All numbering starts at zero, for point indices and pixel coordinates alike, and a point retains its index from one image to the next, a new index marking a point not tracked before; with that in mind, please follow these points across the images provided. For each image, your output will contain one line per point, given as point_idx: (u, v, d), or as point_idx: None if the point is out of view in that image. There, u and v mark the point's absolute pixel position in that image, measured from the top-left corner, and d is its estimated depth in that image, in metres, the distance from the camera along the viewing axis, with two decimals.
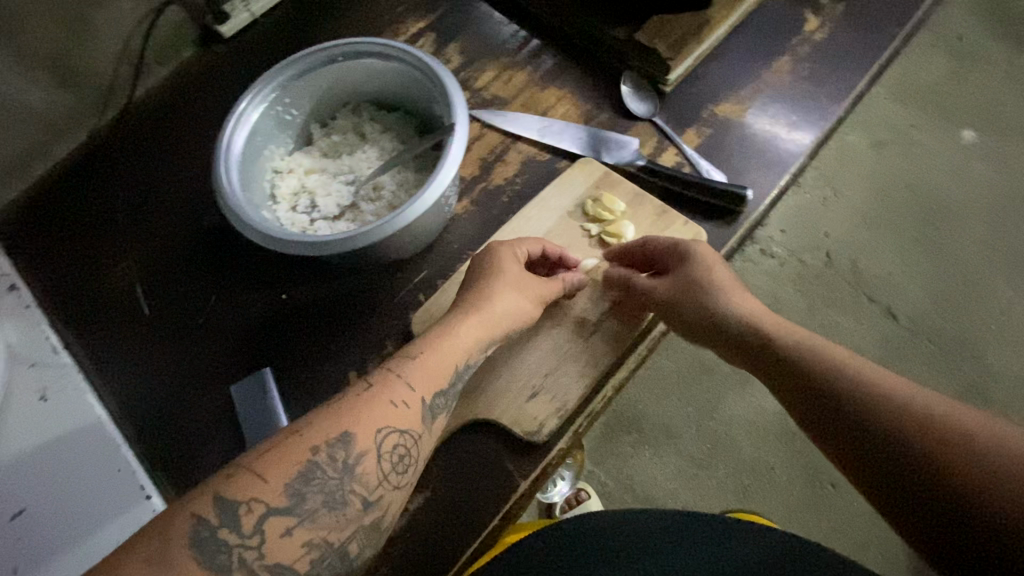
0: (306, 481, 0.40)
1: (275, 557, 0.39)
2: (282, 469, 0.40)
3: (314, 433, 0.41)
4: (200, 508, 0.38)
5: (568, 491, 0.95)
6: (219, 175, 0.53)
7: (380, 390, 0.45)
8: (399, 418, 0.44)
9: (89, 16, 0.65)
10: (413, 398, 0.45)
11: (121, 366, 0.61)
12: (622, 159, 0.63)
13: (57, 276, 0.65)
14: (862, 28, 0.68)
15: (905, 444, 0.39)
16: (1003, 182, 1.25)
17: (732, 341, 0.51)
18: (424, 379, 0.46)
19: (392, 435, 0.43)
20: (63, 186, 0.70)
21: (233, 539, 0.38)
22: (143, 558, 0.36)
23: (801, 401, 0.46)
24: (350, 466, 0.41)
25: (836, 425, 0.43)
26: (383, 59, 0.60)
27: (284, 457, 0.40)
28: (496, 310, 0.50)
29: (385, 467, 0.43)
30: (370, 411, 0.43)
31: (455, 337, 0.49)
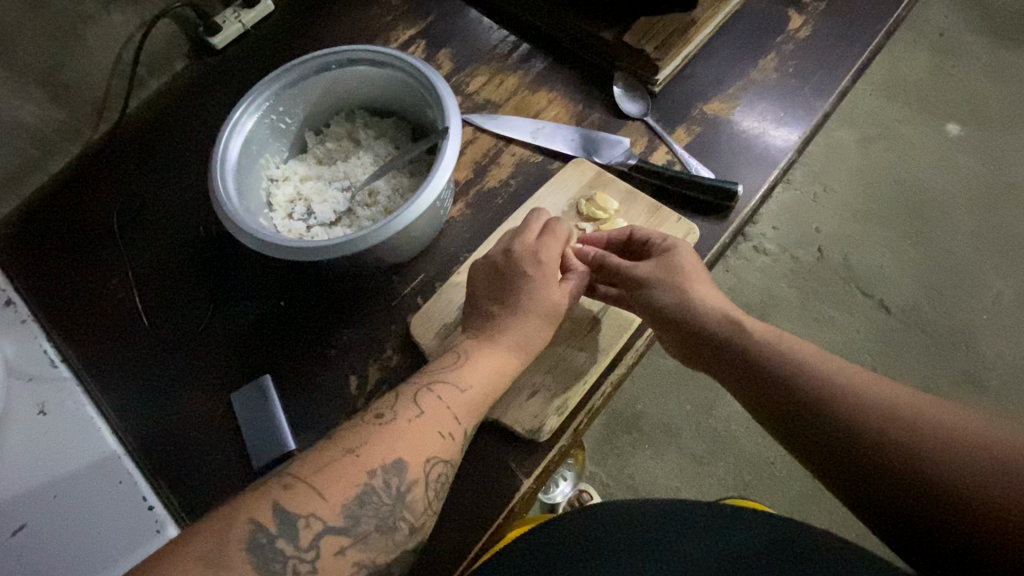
0: (361, 502, 0.41)
1: (328, 572, 0.40)
2: (338, 488, 0.41)
3: (368, 457, 0.43)
4: (255, 515, 0.39)
5: (570, 491, 0.95)
6: (216, 181, 0.54)
7: (430, 417, 0.46)
8: (445, 447, 0.46)
9: (82, 30, 0.65)
10: (458, 431, 0.47)
11: (120, 377, 0.61)
12: (613, 159, 0.64)
13: (54, 289, 0.65)
14: (844, 25, 0.70)
15: (881, 447, 0.40)
16: (989, 174, 1.27)
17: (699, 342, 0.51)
18: (469, 412, 0.48)
19: (438, 465, 0.45)
20: (58, 198, 0.70)
21: (289, 550, 0.39)
22: (197, 561, 0.37)
23: (774, 404, 0.46)
24: (401, 493, 0.43)
25: (809, 428, 0.43)
26: (375, 66, 0.61)
27: (344, 474, 0.42)
28: (537, 340, 0.52)
29: (429, 496, 0.44)
30: (419, 439, 0.45)
31: (500, 365, 0.50)
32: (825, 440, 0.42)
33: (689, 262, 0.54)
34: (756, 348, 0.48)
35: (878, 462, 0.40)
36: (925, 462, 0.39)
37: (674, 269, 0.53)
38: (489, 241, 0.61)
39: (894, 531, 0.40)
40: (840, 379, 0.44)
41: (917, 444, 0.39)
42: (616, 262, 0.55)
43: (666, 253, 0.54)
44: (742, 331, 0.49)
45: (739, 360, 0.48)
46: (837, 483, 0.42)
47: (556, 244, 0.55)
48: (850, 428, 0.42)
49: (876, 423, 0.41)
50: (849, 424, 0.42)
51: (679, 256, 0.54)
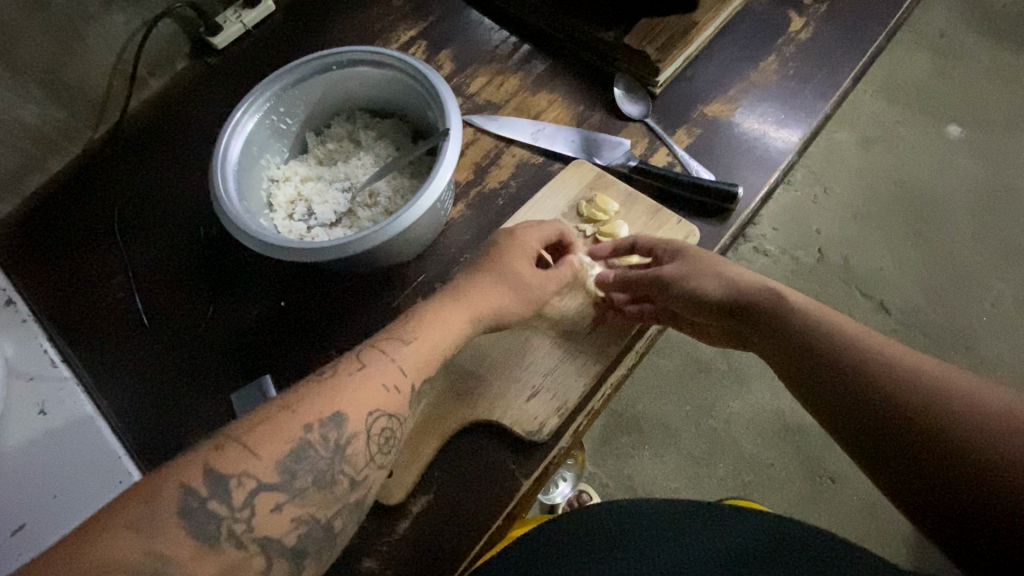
0: (296, 456, 0.40)
1: (264, 530, 0.39)
2: (271, 444, 0.40)
3: (305, 412, 0.42)
4: (188, 479, 0.38)
5: (569, 492, 0.95)
6: (217, 182, 0.54)
7: (372, 371, 0.45)
8: (389, 400, 0.45)
9: (82, 29, 0.65)
10: (404, 384, 0.46)
11: (120, 377, 0.61)
12: (613, 160, 0.64)
13: (54, 288, 0.65)
14: (846, 28, 0.70)
15: (911, 413, 0.39)
16: (989, 176, 1.27)
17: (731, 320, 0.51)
18: (416, 365, 0.47)
19: (382, 418, 0.44)
20: (59, 198, 0.70)
21: (222, 510, 0.38)
22: (126, 523, 0.35)
23: (804, 373, 0.45)
24: (339, 447, 0.42)
25: (837, 395, 0.43)
26: (376, 67, 0.61)
27: (278, 431, 0.41)
28: (491, 298, 0.52)
29: (373, 449, 0.43)
30: (361, 394, 0.44)
31: (448, 322, 0.50)
32: (851, 408, 0.42)
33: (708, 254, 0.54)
34: (788, 321, 0.47)
35: (907, 429, 0.39)
36: (954, 431, 0.37)
37: (700, 255, 0.53)
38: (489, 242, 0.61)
39: (919, 509, 0.38)
40: (876, 349, 0.43)
41: (949, 413, 0.38)
42: (638, 275, 0.55)
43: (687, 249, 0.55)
44: (776, 306, 0.48)
45: (772, 334, 0.48)
46: (862, 456, 0.41)
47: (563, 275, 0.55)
48: (880, 392, 0.41)
49: (914, 392, 0.39)
50: (881, 388, 0.41)
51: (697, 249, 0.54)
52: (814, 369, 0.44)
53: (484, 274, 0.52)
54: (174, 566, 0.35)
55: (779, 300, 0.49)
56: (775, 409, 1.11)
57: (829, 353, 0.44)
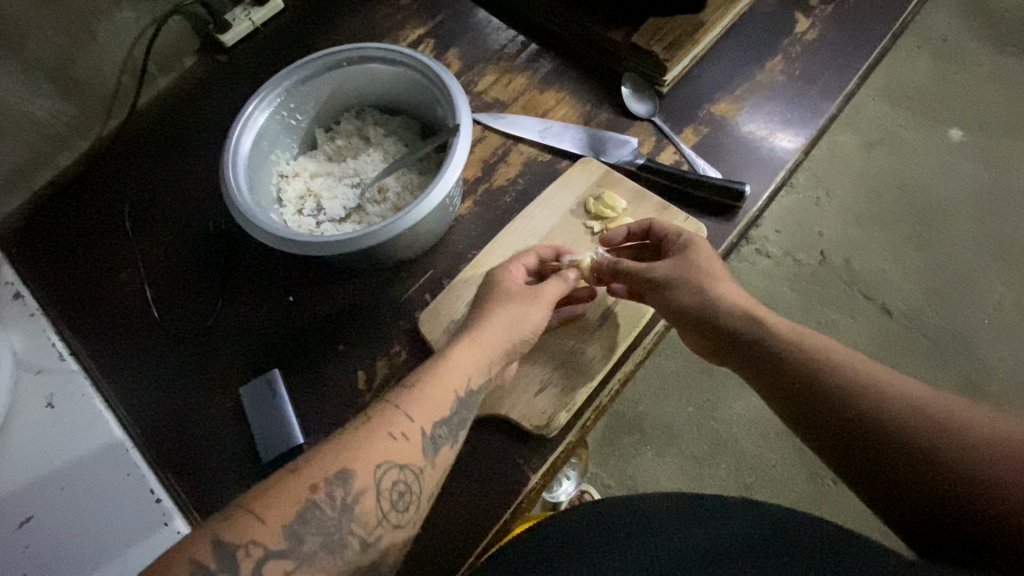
0: (305, 520, 0.41)
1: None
2: (279, 508, 0.41)
3: (313, 470, 0.42)
4: (200, 554, 0.38)
5: (573, 490, 0.95)
6: (228, 177, 0.54)
7: (378, 423, 0.46)
8: (398, 451, 0.45)
9: (93, 27, 0.66)
10: (411, 430, 0.46)
11: (128, 369, 0.61)
12: (621, 158, 0.64)
13: (62, 281, 0.66)
14: (851, 29, 0.70)
15: (904, 442, 0.40)
16: (990, 179, 1.27)
17: (719, 337, 0.51)
18: (422, 409, 0.47)
19: (392, 470, 0.44)
20: (67, 193, 0.71)
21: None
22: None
23: (798, 403, 0.45)
24: (348, 505, 0.42)
25: (829, 418, 0.43)
26: (387, 64, 0.61)
27: (285, 495, 0.41)
28: (493, 335, 0.51)
29: (384, 505, 0.44)
30: (369, 446, 0.44)
31: (451, 361, 0.49)
32: (847, 437, 0.43)
33: (706, 263, 0.53)
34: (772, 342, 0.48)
35: (897, 455, 0.40)
36: (945, 460, 0.38)
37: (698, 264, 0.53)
38: (499, 240, 0.61)
39: (898, 520, 0.40)
40: (859, 376, 0.44)
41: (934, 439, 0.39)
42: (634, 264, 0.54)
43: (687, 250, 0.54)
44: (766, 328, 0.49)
45: (758, 357, 0.48)
46: (858, 478, 0.42)
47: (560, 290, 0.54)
48: (874, 420, 0.42)
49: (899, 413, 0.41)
50: (870, 413, 0.42)
51: (699, 252, 0.54)
52: (807, 398, 0.45)
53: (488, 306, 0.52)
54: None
55: (768, 321, 0.49)
56: None
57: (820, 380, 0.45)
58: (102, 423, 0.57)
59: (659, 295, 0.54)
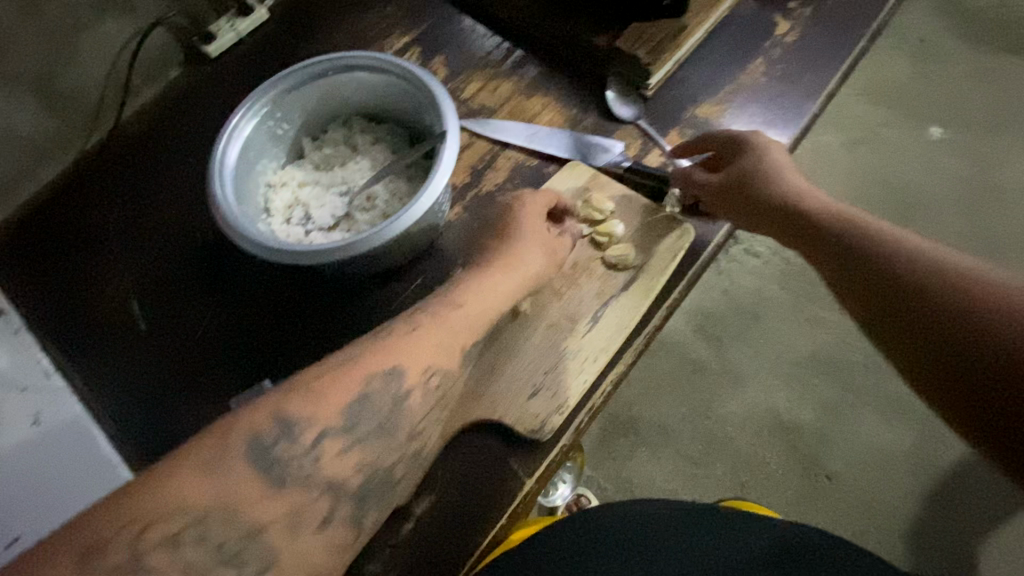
0: (361, 404, 0.42)
1: (332, 470, 0.41)
2: (336, 391, 0.42)
3: (367, 360, 0.44)
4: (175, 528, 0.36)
5: (569, 493, 0.94)
6: (214, 187, 0.54)
7: (425, 335, 0.46)
8: (442, 364, 0.46)
9: (76, 39, 0.65)
10: (453, 346, 0.48)
11: (117, 383, 0.60)
12: (608, 162, 0.65)
13: (46, 296, 0.65)
14: (830, 31, 0.71)
15: (938, 313, 0.41)
16: (971, 175, 1.30)
17: (783, 222, 0.53)
18: (465, 328, 0.49)
19: (432, 381, 0.46)
20: (50, 207, 0.70)
21: (290, 450, 0.40)
22: (195, 462, 0.37)
23: (850, 278, 0.47)
24: (400, 398, 0.44)
25: (881, 292, 0.45)
26: (372, 72, 0.61)
27: (341, 381, 0.42)
28: (526, 264, 0.53)
29: (428, 402, 0.45)
30: (421, 352, 0.45)
31: (492, 284, 0.51)
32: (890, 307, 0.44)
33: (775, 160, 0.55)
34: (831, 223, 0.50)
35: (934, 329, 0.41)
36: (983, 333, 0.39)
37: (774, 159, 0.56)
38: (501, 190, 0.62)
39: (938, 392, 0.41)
40: (911, 249, 0.45)
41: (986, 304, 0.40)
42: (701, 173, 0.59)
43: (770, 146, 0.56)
44: (831, 214, 0.51)
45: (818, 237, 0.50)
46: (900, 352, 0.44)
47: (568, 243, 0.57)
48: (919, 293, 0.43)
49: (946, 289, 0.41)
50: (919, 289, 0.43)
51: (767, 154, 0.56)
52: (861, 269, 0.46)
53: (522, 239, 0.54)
54: (242, 506, 0.38)
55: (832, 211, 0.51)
56: (769, 408, 1.12)
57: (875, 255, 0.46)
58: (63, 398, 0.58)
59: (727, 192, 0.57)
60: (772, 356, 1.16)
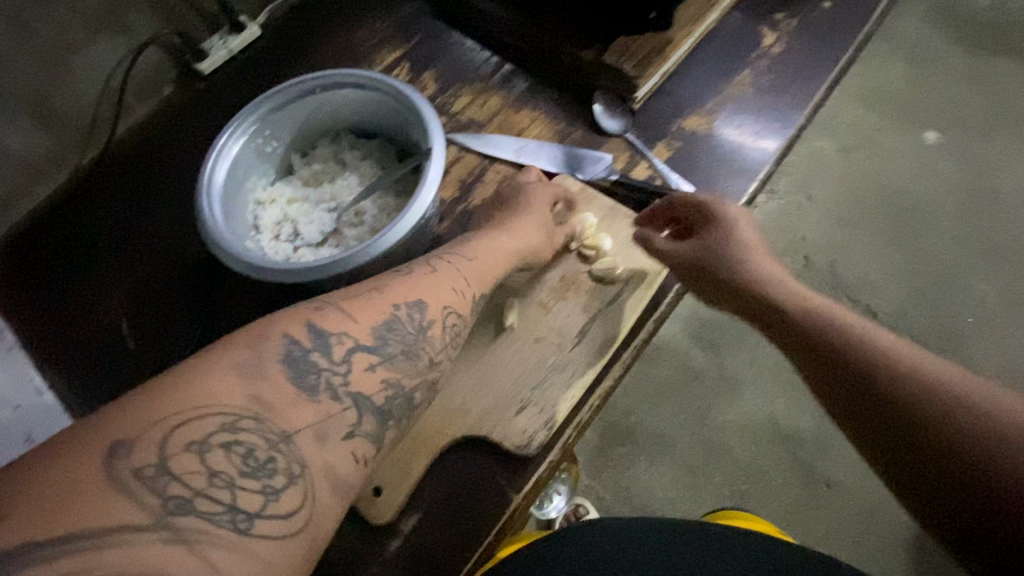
0: (389, 328, 0.45)
1: (359, 385, 0.42)
2: (368, 313, 0.44)
3: (391, 295, 0.46)
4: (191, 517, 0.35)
5: (564, 505, 0.92)
6: (202, 206, 0.54)
7: (448, 276, 0.50)
8: (460, 302, 0.50)
9: (68, 60, 0.66)
10: (468, 290, 0.51)
11: (108, 400, 0.61)
12: (595, 175, 0.65)
13: (38, 313, 0.65)
14: (817, 41, 0.72)
15: (912, 413, 0.41)
16: (967, 181, 1.30)
17: (742, 300, 0.53)
18: (479, 276, 0.52)
19: (452, 314, 0.49)
20: (44, 225, 0.70)
21: (322, 362, 0.41)
22: (229, 365, 0.38)
23: (829, 381, 0.45)
24: (424, 326, 0.46)
25: (858, 388, 0.44)
26: (360, 90, 0.62)
27: (371, 304, 0.45)
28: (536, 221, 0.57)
29: (446, 337, 0.48)
30: (441, 288, 0.49)
31: (499, 242, 0.55)
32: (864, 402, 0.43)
33: (742, 234, 0.55)
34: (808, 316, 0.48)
35: (913, 432, 0.41)
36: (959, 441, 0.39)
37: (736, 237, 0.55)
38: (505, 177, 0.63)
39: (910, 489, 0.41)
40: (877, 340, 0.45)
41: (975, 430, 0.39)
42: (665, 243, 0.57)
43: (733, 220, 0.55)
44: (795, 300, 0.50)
45: (797, 331, 0.48)
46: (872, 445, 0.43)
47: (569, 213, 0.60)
48: (896, 393, 0.42)
49: (923, 394, 0.41)
50: (892, 386, 0.42)
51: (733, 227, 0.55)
52: (842, 377, 0.45)
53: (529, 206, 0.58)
54: (274, 408, 0.38)
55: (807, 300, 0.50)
56: (767, 416, 1.12)
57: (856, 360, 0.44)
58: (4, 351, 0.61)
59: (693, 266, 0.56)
60: (769, 364, 1.16)
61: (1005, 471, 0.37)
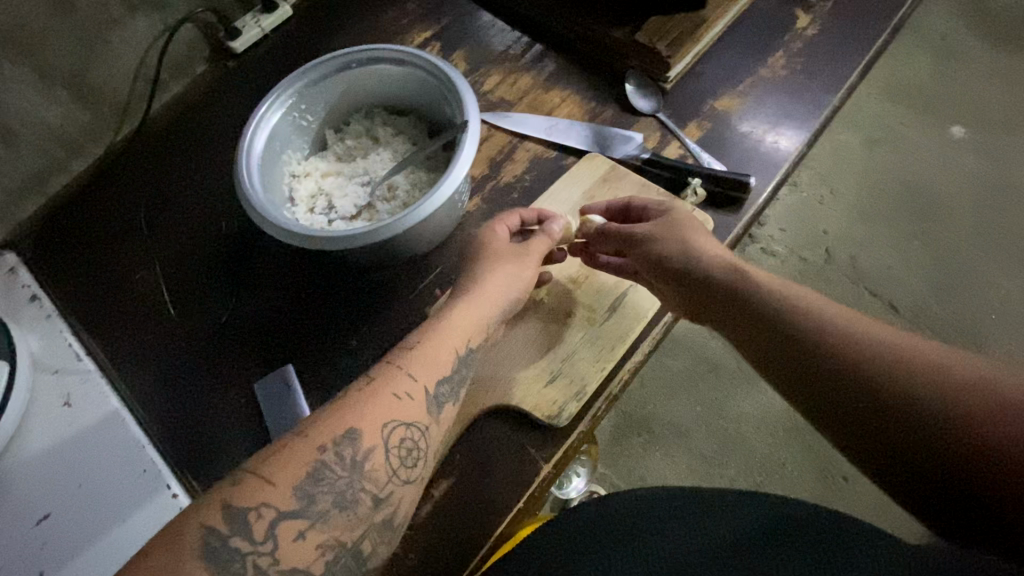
0: (315, 482, 0.42)
1: (290, 562, 0.40)
2: (286, 473, 0.41)
3: (318, 433, 0.43)
4: (210, 520, 0.39)
5: (583, 486, 0.93)
6: (242, 174, 0.55)
7: (383, 382, 0.47)
8: (403, 409, 0.46)
9: (106, 35, 0.67)
10: (416, 389, 0.47)
11: (143, 367, 0.62)
12: (627, 153, 0.65)
13: (76, 282, 0.67)
14: (851, 24, 0.71)
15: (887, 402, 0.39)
16: (994, 175, 1.28)
17: (695, 281, 0.51)
18: (425, 369, 0.48)
19: (398, 429, 0.45)
20: (82, 198, 0.72)
21: (244, 546, 0.39)
22: (152, 569, 0.36)
23: (800, 383, 0.44)
24: (359, 462, 0.43)
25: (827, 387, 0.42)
26: (395, 65, 0.62)
27: (289, 462, 0.41)
28: (492, 299, 0.52)
29: (394, 461, 0.44)
30: (378, 407, 0.45)
31: (455, 322, 0.51)
32: (839, 400, 0.41)
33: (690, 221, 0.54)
34: (767, 296, 0.47)
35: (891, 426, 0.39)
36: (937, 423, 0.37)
37: (678, 223, 0.54)
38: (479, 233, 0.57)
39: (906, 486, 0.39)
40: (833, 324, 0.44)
41: (945, 404, 0.37)
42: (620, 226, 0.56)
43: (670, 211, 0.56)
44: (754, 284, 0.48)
45: (755, 325, 0.47)
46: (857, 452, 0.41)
47: (544, 245, 0.55)
48: (865, 384, 0.40)
49: (893, 380, 0.39)
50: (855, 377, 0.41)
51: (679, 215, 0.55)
52: (810, 373, 0.43)
53: (499, 267, 0.53)
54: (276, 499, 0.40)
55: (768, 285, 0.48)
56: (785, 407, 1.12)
57: (818, 352, 0.43)
58: (109, 408, 0.58)
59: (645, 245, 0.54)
60: None
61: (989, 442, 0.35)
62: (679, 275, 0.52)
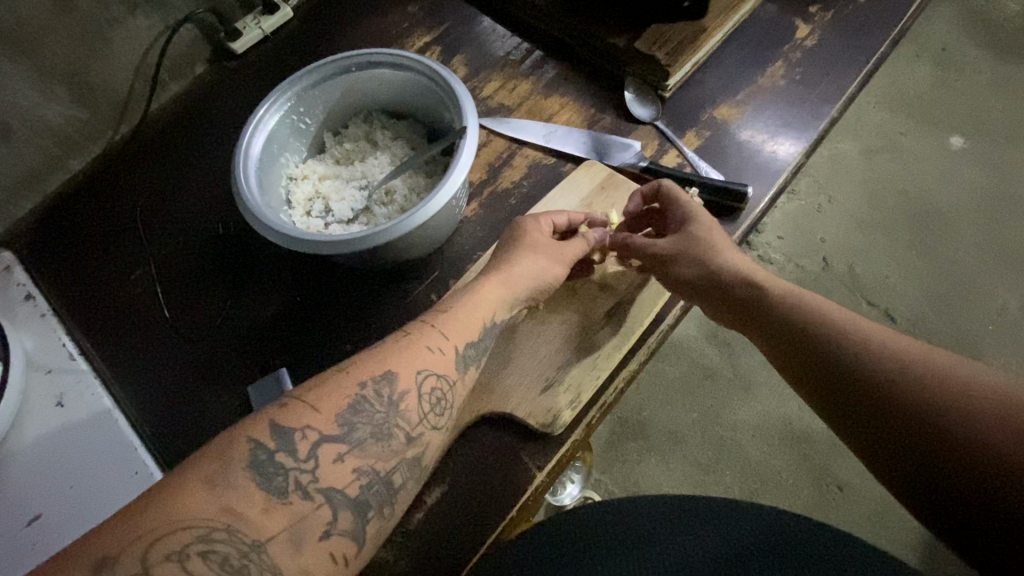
0: (355, 411, 0.42)
1: (328, 480, 0.39)
2: (330, 401, 0.42)
3: (358, 370, 0.44)
4: (258, 433, 0.39)
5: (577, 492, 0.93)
6: (238, 177, 0.55)
7: (417, 337, 0.47)
8: (437, 362, 0.47)
9: (107, 33, 0.67)
10: (447, 346, 0.48)
11: (135, 368, 0.62)
12: (624, 161, 0.65)
13: (70, 281, 0.67)
14: (851, 35, 0.71)
15: (897, 407, 0.40)
16: (992, 187, 1.28)
17: (715, 292, 0.53)
18: (459, 330, 0.49)
19: (431, 377, 0.46)
20: (78, 196, 0.72)
21: (288, 462, 0.39)
22: (202, 476, 0.36)
23: (826, 393, 0.44)
24: (394, 401, 0.43)
25: (842, 393, 0.43)
26: (394, 68, 0.62)
27: (336, 391, 0.42)
28: (519, 277, 0.53)
29: (425, 405, 0.45)
30: (412, 354, 0.46)
31: (484, 300, 0.52)
32: (849, 401, 0.42)
33: (712, 235, 0.55)
34: (783, 306, 0.48)
35: (901, 431, 0.39)
36: (946, 429, 0.37)
37: (697, 236, 0.55)
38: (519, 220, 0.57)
39: (916, 491, 0.39)
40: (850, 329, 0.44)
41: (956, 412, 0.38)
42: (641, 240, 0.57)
43: (687, 223, 0.56)
44: (775, 291, 0.50)
45: (784, 335, 0.47)
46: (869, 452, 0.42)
47: (582, 248, 0.57)
48: (873, 392, 0.41)
49: (905, 385, 0.40)
50: (866, 382, 0.42)
51: (699, 225, 0.55)
52: (822, 372, 0.44)
53: (527, 253, 0.54)
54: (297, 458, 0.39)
55: (786, 293, 0.49)
56: (780, 416, 1.11)
57: (846, 364, 0.43)
58: (105, 412, 0.58)
59: (663, 256, 0.55)
60: None
61: (997, 449, 0.35)
62: (699, 284, 0.53)
